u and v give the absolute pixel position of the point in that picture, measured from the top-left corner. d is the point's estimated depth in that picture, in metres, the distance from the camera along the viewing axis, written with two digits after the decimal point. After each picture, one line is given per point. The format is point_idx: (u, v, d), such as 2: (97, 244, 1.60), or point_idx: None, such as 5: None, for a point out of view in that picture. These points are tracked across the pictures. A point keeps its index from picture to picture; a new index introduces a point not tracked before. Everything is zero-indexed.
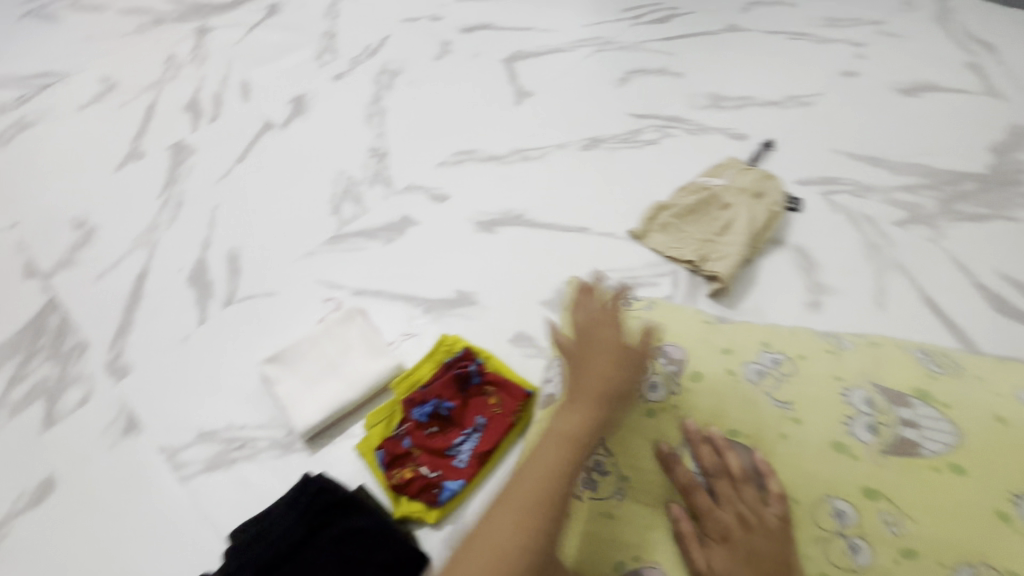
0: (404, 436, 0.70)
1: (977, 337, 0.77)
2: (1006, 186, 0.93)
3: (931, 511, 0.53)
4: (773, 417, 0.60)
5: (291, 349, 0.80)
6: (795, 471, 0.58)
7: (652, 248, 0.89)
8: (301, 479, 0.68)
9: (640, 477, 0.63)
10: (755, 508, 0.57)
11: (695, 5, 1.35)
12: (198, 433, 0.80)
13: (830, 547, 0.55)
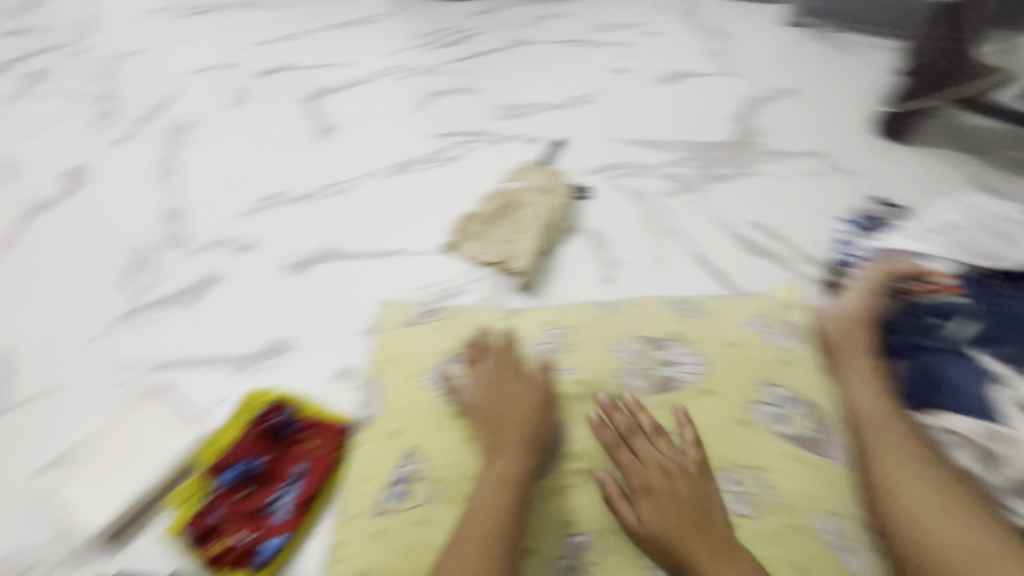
0: (214, 507, 0.66)
1: (741, 277, 0.90)
2: (744, 147, 1.12)
3: (693, 433, 0.58)
4: (569, 387, 0.63)
5: (79, 444, 0.72)
6: (578, 433, 0.60)
7: (464, 257, 0.93)
8: None
9: (452, 474, 0.59)
10: (676, 457, 0.56)
11: (486, 28, 1.53)
12: None
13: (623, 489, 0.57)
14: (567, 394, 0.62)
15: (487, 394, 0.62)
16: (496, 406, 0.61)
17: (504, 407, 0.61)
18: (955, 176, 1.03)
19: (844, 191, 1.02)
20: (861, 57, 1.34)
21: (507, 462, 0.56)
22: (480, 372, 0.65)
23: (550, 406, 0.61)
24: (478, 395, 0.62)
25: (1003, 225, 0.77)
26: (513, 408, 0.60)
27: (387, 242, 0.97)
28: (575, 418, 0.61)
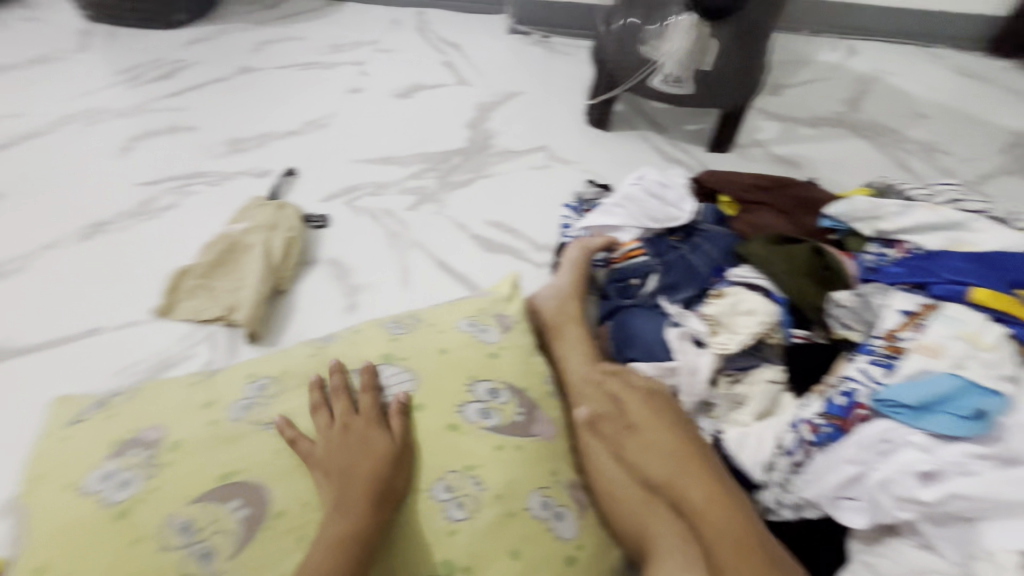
0: None
1: (481, 277, 0.92)
2: (479, 152, 1.18)
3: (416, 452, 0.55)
4: (420, 419, 0.58)
5: None
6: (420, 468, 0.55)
7: (180, 318, 0.81)
8: None
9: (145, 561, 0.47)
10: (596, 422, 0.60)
11: (202, 58, 1.39)
12: None
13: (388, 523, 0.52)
14: (417, 428, 0.57)
15: (334, 447, 0.54)
16: (344, 458, 0.53)
17: (351, 460, 0.53)
18: (648, 152, 1.21)
19: (566, 179, 1.13)
20: (571, 56, 1.50)
21: (353, 518, 0.50)
22: (326, 418, 0.56)
23: (408, 456, 0.55)
24: (325, 447, 0.54)
25: (667, 190, 0.90)
26: (365, 463, 0.53)
27: (77, 324, 0.81)
28: (424, 452, 0.56)
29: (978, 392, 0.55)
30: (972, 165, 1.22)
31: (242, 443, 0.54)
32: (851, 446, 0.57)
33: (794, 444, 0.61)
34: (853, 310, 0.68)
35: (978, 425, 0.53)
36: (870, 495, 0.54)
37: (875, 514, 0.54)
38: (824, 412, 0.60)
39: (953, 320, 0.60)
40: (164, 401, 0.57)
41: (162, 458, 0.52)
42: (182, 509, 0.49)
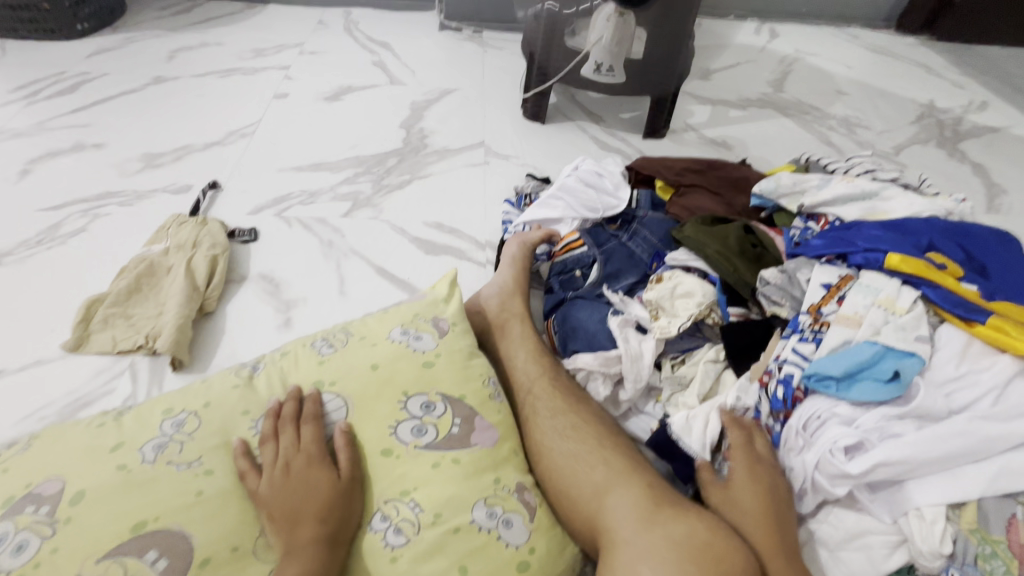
0: None
1: (422, 279, 0.90)
2: (415, 152, 1.15)
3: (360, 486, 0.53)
4: (373, 441, 0.55)
5: None
6: (373, 493, 0.53)
7: (95, 351, 0.75)
8: None
9: None
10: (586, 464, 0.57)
11: (109, 70, 1.30)
12: None
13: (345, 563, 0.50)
14: (370, 449, 0.55)
15: (280, 483, 0.51)
16: (292, 493, 0.50)
17: (298, 497, 0.50)
18: (585, 142, 1.21)
19: (505, 174, 1.11)
20: (504, 50, 1.49)
21: (300, 561, 0.47)
22: (273, 450, 0.53)
23: (359, 479, 0.54)
24: (269, 485, 0.51)
25: (603, 180, 0.91)
26: (309, 500, 0.50)
27: None
28: (376, 477, 0.54)
29: (896, 356, 0.57)
30: (889, 137, 1.29)
31: (155, 486, 0.49)
32: (790, 434, 0.59)
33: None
34: (779, 286, 0.69)
35: (897, 386, 0.55)
36: (809, 476, 0.55)
37: (816, 494, 0.56)
38: (762, 400, 0.62)
39: (869, 288, 0.62)
40: (64, 450, 0.51)
41: (93, 494, 0.48)
42: (90, 566, 0.44)
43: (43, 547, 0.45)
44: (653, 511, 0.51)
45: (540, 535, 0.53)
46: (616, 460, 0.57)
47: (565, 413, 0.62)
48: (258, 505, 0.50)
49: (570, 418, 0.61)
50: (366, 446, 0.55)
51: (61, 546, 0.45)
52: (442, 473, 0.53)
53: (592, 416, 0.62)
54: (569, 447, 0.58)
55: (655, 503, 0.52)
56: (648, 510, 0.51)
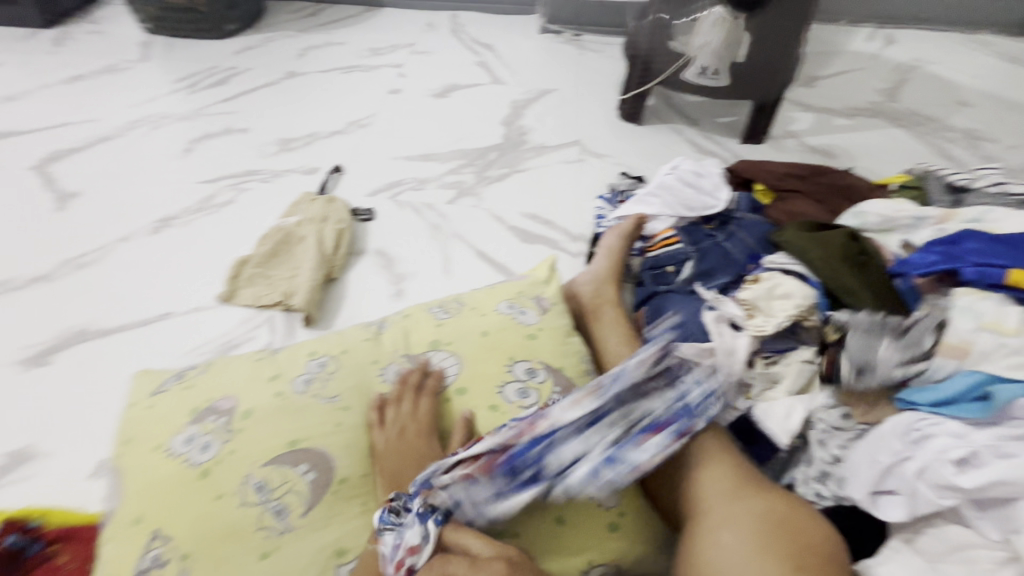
0: None
1: (518, 265, 0.96)
2: (515, 147, 1.21)
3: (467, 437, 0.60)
4: (482, 400, 0.61)
5: None
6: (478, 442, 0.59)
7: (242, 303, 0.87)
8: None
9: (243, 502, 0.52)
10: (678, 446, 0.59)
11: (252, 66, 1.47)
12: None
13: None
14: (478, 405, 0.61)
15: (388, 433, 0.58)
16: (397, 442, 0.58)
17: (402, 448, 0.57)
18: (681, 144, 1.22)
19: (599, 172, 1.15)
20: (602, 53, 1.53)
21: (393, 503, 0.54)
22: (393, 412, 0.59)
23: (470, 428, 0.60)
24: (388, 443, 0.57)
25: (702, 180, 0.92)
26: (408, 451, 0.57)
27: (151, 309, 0.87)
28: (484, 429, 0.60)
29: (994, 380, 0.58)
30: (1018, 152, 1.19)
31: (305, 411, 0.58)
32: (887, 439, 0.56)
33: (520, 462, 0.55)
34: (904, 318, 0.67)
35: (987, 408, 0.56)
36: (910, 485, 0.53)
37: (915, 505, 0.52)
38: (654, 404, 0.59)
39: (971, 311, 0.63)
40: (233, 376, 0.62)
41: (260, 412, 0.58)
42: (256, 470, 0.54)
43: (221, 451, 0.55)
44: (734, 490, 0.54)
45: (630, 501, 0.57)
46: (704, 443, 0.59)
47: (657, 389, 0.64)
48: (378, 444, 0.58)
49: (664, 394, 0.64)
50: (474, 403, 0.62)
51: (235, 451, 0.55)
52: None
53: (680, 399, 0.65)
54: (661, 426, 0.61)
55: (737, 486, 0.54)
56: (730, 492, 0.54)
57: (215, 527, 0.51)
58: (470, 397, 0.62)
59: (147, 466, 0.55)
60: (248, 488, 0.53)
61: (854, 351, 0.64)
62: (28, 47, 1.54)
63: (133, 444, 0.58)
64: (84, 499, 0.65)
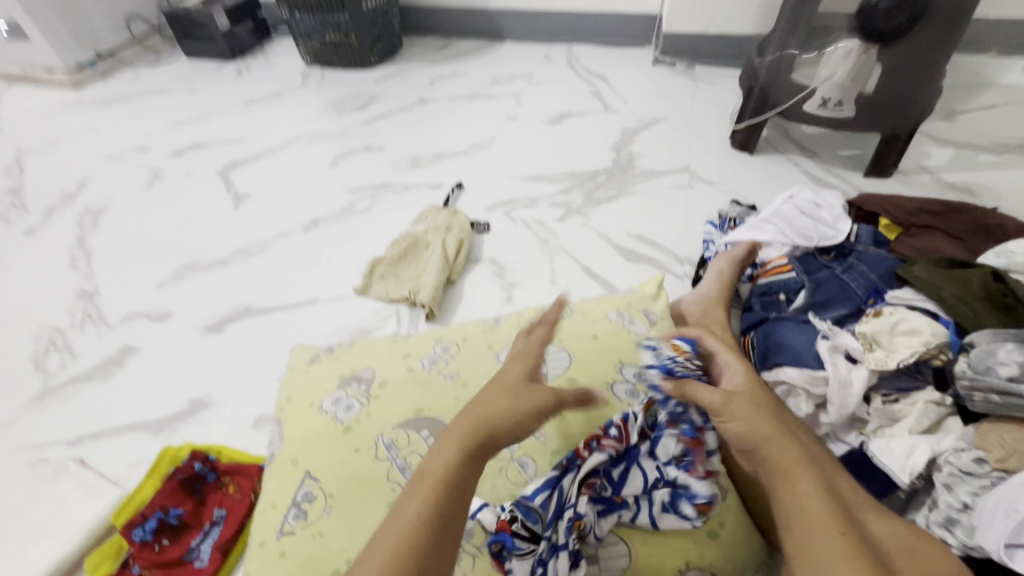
0: (143, 535, 0.64)
1: (621, 282, 1.00)
2: (624, 172, 1.26)
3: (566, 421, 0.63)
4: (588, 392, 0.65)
5: None
6: (580, 427, 0.62)
7: (375, 296, 0.99)
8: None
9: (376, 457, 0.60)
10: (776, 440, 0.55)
11: (390, 94, 1.67)
12: None
13: (508, 472, 0.59)
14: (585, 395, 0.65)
15: (493, 393, 0.53)
16: (506, 405, 0.51)
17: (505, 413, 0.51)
18: (797, 175, 1.20)
19: (708, 198, 1.16)
20: (715, 84, 1.54)
21: (459, 454, 0.48)
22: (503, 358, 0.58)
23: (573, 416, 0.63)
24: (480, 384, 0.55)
25: (821, 211, 0.91)
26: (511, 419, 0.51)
27: (301, 294, 1.02)
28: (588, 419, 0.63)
29: None
30: None
31: (432, 387, 0.66)
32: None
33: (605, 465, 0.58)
34: None
35: None
36: None
37: None
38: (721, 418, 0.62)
39: None
40: (373, 353, 0.72)
41: (394, 383, 0.67)
42: (389, 431, 0.62)
43: (362, 413, 0.64)
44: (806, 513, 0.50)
45: (729, 515, 0.58)
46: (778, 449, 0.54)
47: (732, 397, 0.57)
48: (485, 404, 0.51)
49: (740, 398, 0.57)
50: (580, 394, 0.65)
51: (373, 413, 0.64)
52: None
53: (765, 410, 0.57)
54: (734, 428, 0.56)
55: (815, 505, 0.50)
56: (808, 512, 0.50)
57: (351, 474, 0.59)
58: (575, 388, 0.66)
59: (304, 417, 0.66)
60: (380, 447, 0.61)
61: (974, 360, 0.63)
62: (217, 76, 1.86)
63: (292, 399, 0.69)
64: (246, 444, 0.78)
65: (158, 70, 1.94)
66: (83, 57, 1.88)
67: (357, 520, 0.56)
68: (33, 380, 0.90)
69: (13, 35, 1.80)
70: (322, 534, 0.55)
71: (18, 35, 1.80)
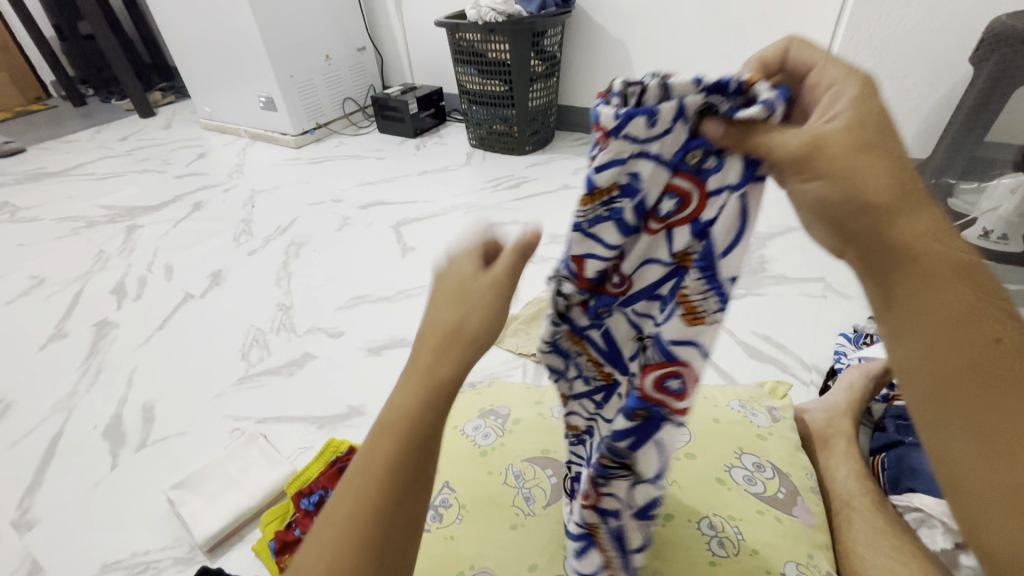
0: (295, 525, 0.80)
1: (741, 377, 1.02)
2: (755, 273, 1.29)
3: (678, 487, 0.68)
4: (709, 481, 0.69)
5: (185, 470, 0.93)
6: (704, 509, 0.66)
7: (506, 347, 1.11)
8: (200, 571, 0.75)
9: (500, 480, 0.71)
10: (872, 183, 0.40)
11: (540, 177, 1.89)
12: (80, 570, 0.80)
13: None
14: (706, 481, 0.69)
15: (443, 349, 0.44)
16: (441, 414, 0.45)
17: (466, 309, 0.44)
18: None
19: (842, 312, 1.15)
20: None
21: (386, 453, 0.44)
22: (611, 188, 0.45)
23: (703, 489, 0.68)
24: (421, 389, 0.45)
25: None
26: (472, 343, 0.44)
27: None
28: (709, 503, 0.66)
29: None
30: None
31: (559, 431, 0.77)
32: None
33: (643, 160, 0.43)
34: None
35: None
36: None
37: None
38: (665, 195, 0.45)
39: None
40: (508, 394, 0.85)
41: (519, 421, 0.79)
42: (518, 462, 0.73)
43: (495, 445, 0.76)
44: (941, 365, 0.40)
45: None
46: (882, 211, 0.40)
47: (828, 141, 0.40)
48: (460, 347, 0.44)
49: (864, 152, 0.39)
50: (701, 480, 0.69)
51: (504, 443, 0.76)
52: (763, 519, 0.65)
53: (877, 161, 0.40)
54: (881, 169, 0.40)
55: (941, 305, 0.40)
56: (932, 357, 0.40)
57: (480, 492, 0.69)
58: (695, 473, 0.70)
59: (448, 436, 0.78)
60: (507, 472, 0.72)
61: None
62: (400, 149, 2.26)
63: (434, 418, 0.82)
64: None
65: (357, 140, 2.40)
66: (307, 126, 2.39)
67: (481, 533, 0.65)
68: (239, 366, 1.15)
69: (265, 105, 2.35)
70: (452, 538, 0.65)
71: (269, 106, 2.34)
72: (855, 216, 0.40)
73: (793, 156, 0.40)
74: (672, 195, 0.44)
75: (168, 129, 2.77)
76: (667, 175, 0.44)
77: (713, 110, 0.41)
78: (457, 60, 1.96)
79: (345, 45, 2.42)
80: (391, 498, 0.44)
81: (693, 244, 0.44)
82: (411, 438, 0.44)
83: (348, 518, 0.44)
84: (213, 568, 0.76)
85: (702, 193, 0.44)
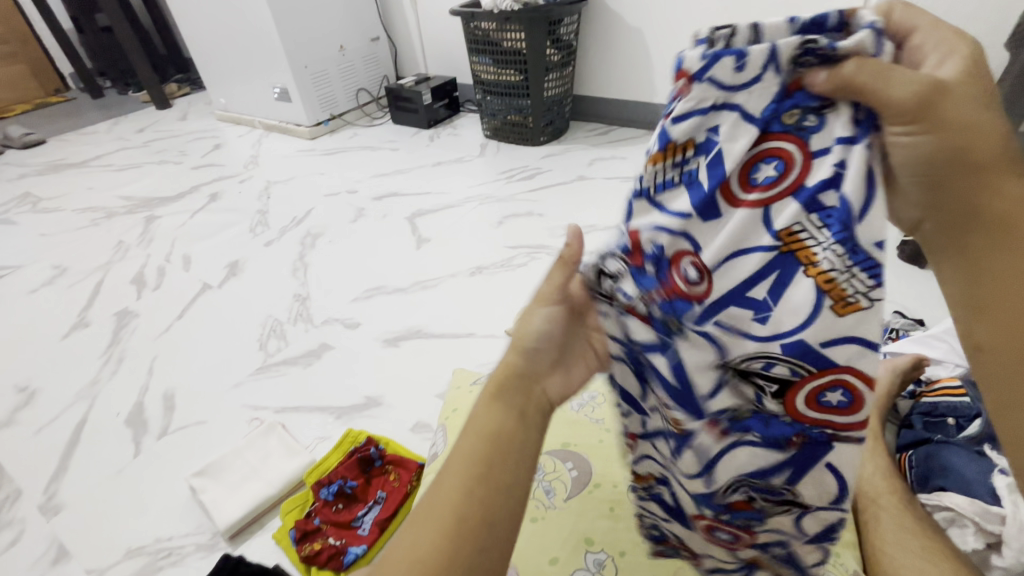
0: (313, 515, 0.82)
1: None
2: None
3: None
4: None
5: (206, 458, 0.94)
6: None
7: None
8: (222, 558, 0.75)
9: None
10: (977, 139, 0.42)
11: (554, 168, 1.87)
12: (105, 554, 0.81)
13: None
14: None
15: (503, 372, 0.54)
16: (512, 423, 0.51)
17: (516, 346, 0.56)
18: None
19: None
20: None
21: (465, 461, 0.48)
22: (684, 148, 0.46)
23: None
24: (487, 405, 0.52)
25: None
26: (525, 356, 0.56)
27: (460, 327, 1.17)
28: None
29: None
30: None
31: (580, 425, 0.77)
32: None
33: (728, 113, 0.44)
34: None
35: None
36: None
37: None
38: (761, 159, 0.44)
39: None
40: None
41: None
42: (538, 455, 0.74)
43: None
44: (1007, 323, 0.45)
45: None
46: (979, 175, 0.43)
47: (948, 92, 0.40)
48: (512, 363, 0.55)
49: (976, 97, 0.41)
50: None
51: None
52: None
53: (983, 117, 0.41)
54: (988, 123, 0.41)
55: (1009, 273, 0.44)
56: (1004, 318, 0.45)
57: None
58: None
59: None
60: None
61: None
62: (414, 141, 2.25)
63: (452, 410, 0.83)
64: (408, 444, 0.93)
65: (371, 131, 2.40)
66: (321, 117, 2.39)
67: None
68: (257, 356, 1.15)
69: (280, 97, 2.35)
70: None
71: (284, 97, 2.34)
72: (950, 169, 0.42)
73: (910, 103, 0.39)
74: (773, 159, 0.43)
75: (184, 120, 2.79)
76: (758, 134, 0.43)
77: (813, 59, 0.40)
78: (471, 50, 1.94)
79: (359, 36, 2.41)
80: (480, 495, 0.46)
81: (802, 217, 0.42)
82: (490, 439, 0.49)
83: (444, 525, 0.44)
84: (235, 555, 0.77)
85: (805, 153, 0.42)
